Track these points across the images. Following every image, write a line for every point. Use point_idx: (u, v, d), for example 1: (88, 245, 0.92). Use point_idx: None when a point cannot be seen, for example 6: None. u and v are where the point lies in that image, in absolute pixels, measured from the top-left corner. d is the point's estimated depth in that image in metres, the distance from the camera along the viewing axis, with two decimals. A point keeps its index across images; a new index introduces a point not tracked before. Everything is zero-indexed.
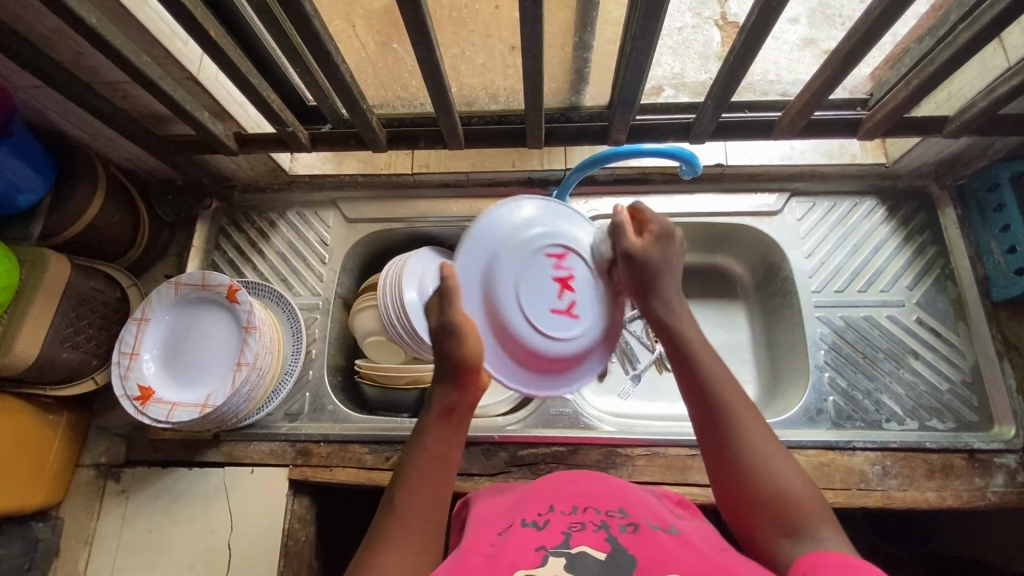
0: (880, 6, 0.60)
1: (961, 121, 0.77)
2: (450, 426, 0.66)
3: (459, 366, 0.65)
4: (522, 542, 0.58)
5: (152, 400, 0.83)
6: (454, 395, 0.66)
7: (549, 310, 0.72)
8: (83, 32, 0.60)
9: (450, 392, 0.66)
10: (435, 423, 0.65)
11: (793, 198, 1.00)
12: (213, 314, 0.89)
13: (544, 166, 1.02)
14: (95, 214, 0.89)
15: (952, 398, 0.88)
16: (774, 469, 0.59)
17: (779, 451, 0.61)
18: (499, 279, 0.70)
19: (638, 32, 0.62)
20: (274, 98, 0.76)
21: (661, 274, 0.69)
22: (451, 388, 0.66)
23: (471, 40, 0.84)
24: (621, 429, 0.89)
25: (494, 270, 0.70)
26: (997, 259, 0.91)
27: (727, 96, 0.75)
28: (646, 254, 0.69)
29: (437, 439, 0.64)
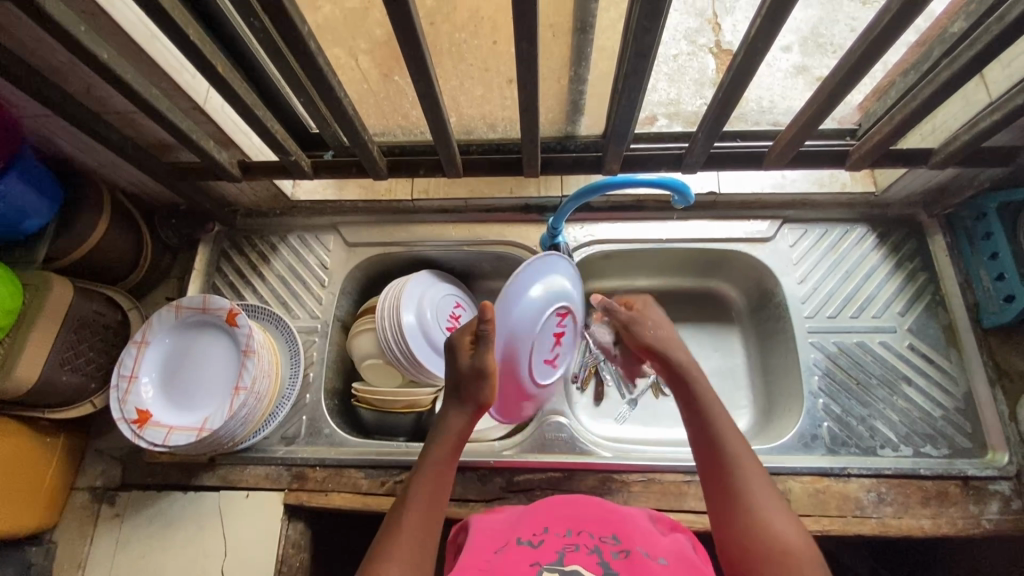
0: (860, 48, 0.61)
1: (946, 153, 0.79)
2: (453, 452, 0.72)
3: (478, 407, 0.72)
4: (520, 559, 0.62)
5: (149, 417, 0.84)
6: (458, 423, 0.72)
7: (542, 361, 0.87)
8: (95, 67, 0.62)
9: (457, 417, 0.72)
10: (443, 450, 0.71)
11: (785, 225, 1.02)
12: (217, 335, 0.90)
13: (540, 194, 1.04)
14: (98, 239, 0.90)
15: (945, 424, 0.89)
16: (767, 518, 0.64)
17: (776, 502, 0.65)
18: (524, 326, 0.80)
19: (630, 69, 0.63)
20: (278, 128, 0.78)
21: (659, 326, 0.83)
22: (456, 414, 0.72)
23: (469, 73, 0.88)
24: (618, 455, 0.89)
25: (517, 328, 0.79)
26: (986, 286, 0.92)
27: (718, 127, 0.76)
28: (635, 318, 0.84)
29: (440, 463, 0.70)
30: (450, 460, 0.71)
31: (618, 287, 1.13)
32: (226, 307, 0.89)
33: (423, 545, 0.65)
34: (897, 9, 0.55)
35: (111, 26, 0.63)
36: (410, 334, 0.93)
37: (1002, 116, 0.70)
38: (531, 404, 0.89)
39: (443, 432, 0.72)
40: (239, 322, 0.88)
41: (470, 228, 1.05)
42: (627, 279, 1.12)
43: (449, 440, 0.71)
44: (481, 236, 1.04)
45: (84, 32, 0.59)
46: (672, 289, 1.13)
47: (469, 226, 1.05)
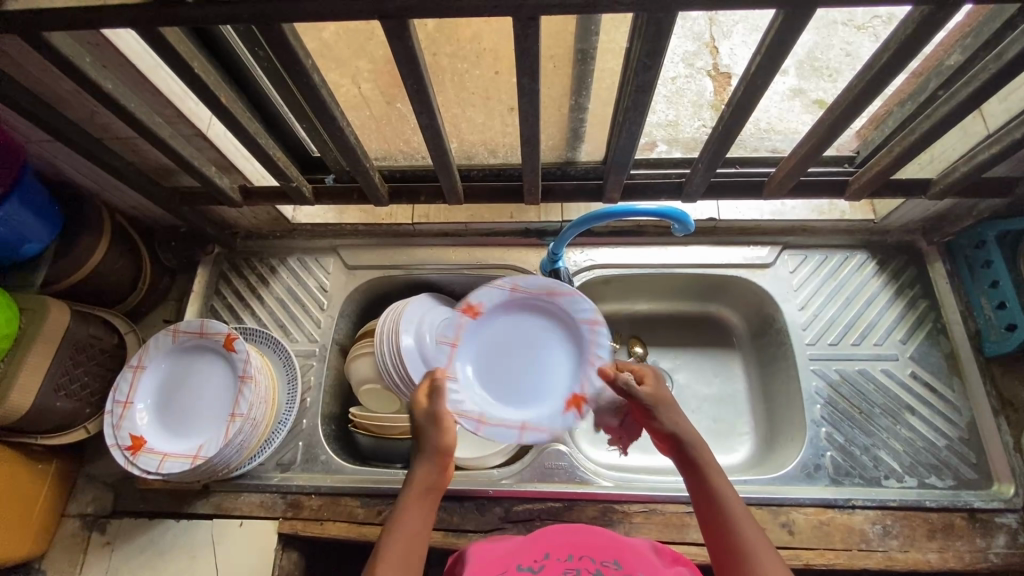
0: (859, 84, 0.61)
1: (945, 184, 0.79)
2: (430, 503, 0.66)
3: (441, 450, 0.69)
4: None
5: (140, 442, 0.83)
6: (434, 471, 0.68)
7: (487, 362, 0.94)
8: (98, 96, 0.62)
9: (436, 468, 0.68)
10: (412, 499, 0.65)
11: (785, 251, 1.02)
12: (217, 361, 0.89)
13: (541, 219, 1.04)
14: (97, 262, 0.90)
15: (950, 455, 0.88)
16: None
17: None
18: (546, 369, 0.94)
19: (631, 104, 0.63)
20: (280, 155, 0.78)
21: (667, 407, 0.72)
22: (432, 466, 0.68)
23: (472, 101, 0.88)
24: (618, 484, 0.88)
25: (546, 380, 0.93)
26: (988, 314, 0.92)
27: (719, 157, 0.76)
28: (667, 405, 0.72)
29: (417, 510, 0.65)
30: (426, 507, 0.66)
31: (619, 311, 1.12)
32: (227, 334, 0.88)
33: None
34: (896, 48, 0.56)
35: (115, 57, 0.63)
36: (407, 356, 0.91)
37: (999, 150, 0.70)
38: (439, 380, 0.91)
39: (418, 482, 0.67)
40: (240, 348, 0.87)
41: (470, 252, 1.05)
42: (628, 302, 1.11)
43: (427, 490, 0.67)
44: (481, 260, 1.04)
45: (89, 64, 0.60)
46: (672, 314, 1.12)
47: (469, 250, 1.05)
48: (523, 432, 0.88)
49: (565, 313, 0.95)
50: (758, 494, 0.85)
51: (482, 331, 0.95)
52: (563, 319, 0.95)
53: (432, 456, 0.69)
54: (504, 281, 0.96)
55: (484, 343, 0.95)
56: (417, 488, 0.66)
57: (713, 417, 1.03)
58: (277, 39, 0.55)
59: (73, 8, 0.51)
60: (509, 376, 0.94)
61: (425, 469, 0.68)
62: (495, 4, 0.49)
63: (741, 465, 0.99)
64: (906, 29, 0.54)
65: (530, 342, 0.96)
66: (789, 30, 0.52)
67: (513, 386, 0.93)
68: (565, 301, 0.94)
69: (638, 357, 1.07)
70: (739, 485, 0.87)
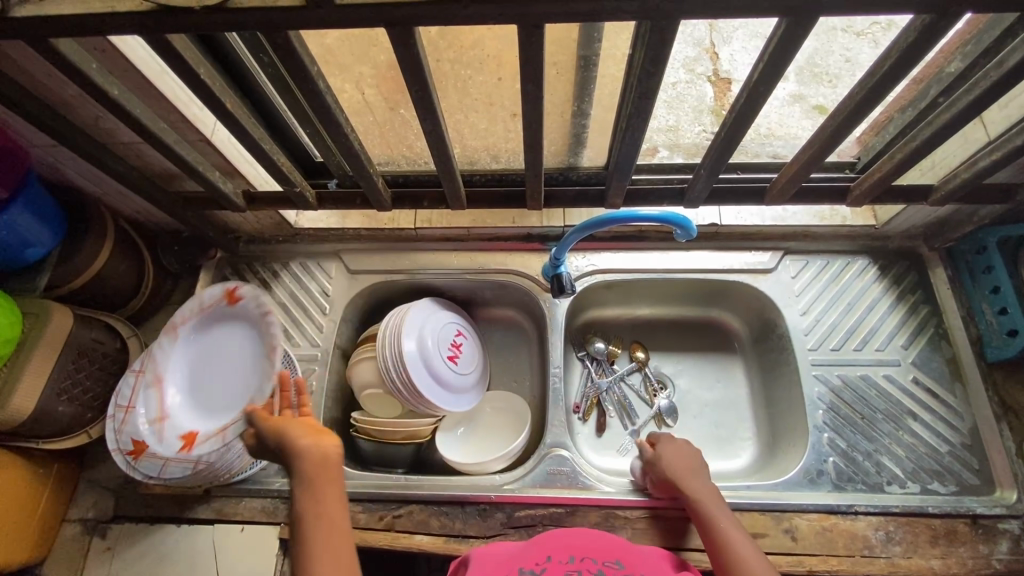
0: (861, 92, 0.62)
1: (945, 190, 0.80)
2: (329, 483, 0.69)
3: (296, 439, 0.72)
4: None
5: (168, 417, 0.85)
6: (309, 456, 0.70)
7: (205, 382, 0.90)
8: (103, 101, 0.62)
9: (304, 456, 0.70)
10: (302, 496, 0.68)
11: (786, 257, 1.02)
12: (247, 336, 0.92)
13: (543, 224, 1.05)
14: (100, 266, 0.90)
15: (952, 460, 0.88)
16: None
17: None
18: (404, 344, 0.92)
19: (634, 110, 0.64)
20: (284, 161, 0.79)
21: (680, 466, 0.82)
22: (302, 457, 0.70)
23: (474, 107, 0.89)
24: (621, 489, 0.87)
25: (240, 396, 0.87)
26: (989, 320, 0.92)
27: (720, 165, 0.76)
28: (674, 460, 0.82)
29: (318, 501, 0.68)
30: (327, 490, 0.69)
31: (620, 316, 1.12)
32: (259, 304, 0.91)
33: (342, 556, 0.65)
34: (898, 57, 0.56)
35: (122, 63, 0.63)
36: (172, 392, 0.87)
37: (999, 157, 0.71)
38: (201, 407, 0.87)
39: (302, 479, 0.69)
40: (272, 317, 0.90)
41: (472, 257, 1.06)
42: (629, 307, 1.11)
43: (314, 475, 0.69)
44: (483, 265, 1.05)
45: (96, 69, 0.60)
46: (673, 319, 1.12)
47: (471, 255, 1.06)
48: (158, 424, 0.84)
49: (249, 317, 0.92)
50: (760, 500, 0.85)
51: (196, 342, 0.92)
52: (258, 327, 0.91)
53: (295, 454, 0.71)
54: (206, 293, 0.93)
55: (199, 357, 0.91)
56: (302, 483, 0.69)
57: (715, 421, 1.03)
58: (284, 46, 0.55)
59: (81, 15, 0.51)
60: (219, 392, 0.88)
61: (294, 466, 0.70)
62: (501, 12, 0.49)
63: (743, 470, 0.99)
64: (908, 38, 0.54)
65: (236, 355, 0.91)
66: (792, 39, 0.53)
67: (214, 397, 0.88)
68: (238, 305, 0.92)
69: (638, 362, 1.08)
70: (742, 492, 0.86)
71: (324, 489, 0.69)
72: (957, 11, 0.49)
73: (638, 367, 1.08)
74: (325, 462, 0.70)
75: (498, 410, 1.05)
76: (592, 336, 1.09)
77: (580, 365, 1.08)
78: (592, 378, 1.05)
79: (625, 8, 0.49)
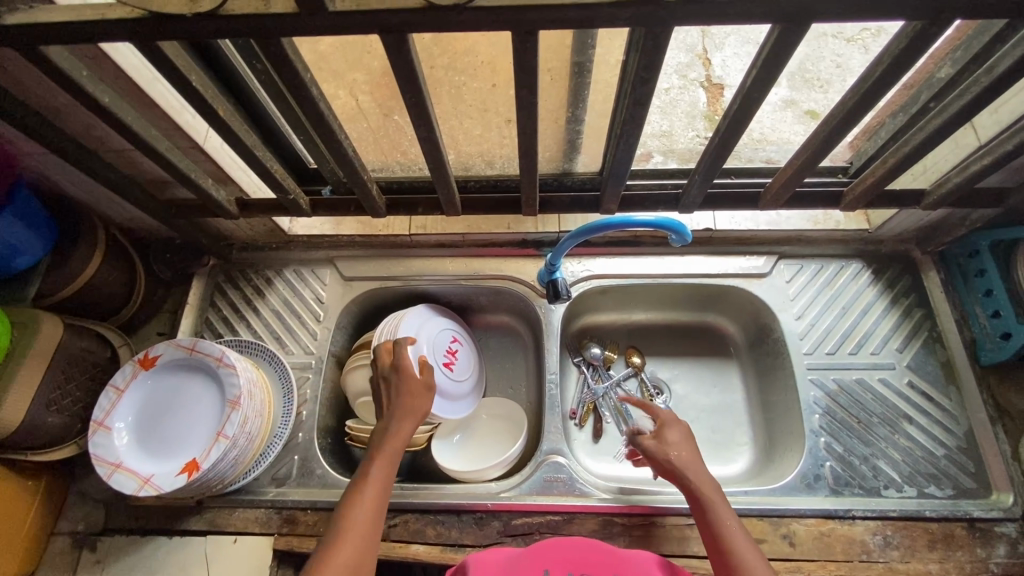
0: (854, 98, 0.61)
1: (939, 194, 0.80)
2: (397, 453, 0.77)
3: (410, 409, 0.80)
4: None
5: (154, 477, 0.80)
6: (403, 422, 0.79)
7: (162, 426, 0.85)
8: (95, 109, 0.61)
9: (403, 421, 0.79)
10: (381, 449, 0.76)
11: (781, 261, 1.02)
12: (186, 379, 0.88)
13: (538, 229, 1.05)
14: (91, 274, 0.89)
15: (949, 464, 0.88)
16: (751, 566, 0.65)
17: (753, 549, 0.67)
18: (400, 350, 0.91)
19: (629, 117, 0.64)
20: (278, 168, 0.78)
21: (687, 453, 0.77)
22: (397, 419, 0.80)
23: (468, 114, 0.91)
24: (618, 496, 0.86)
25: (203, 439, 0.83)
26: (983, 323, 0.93)
27: (713, 172, 0.76)
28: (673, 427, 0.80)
29: (380, 464, 0.75)
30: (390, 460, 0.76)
31: (617, 321, 1.12)
32: (194, 341, 0.87)
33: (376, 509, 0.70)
34: (889, 63, 0.56)
35: (113, 71, 0.63)
36: (132, 436, 0.84)
37: (991, 161, 0.71)
38: (161, 453, 0.83)
39: (384, 437, 0.78)
40: (200, 347, 0.87)
41: (467, 263, 1.05)
42: (624, 312, 1.11)
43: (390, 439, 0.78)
44: (478, 271, 1.04)
45: (86, 77, 0.59)
46: (669, 323, 1.12)
47: (465, 261, 1.05)
48: (116, 469, 0.80)
49: (204, 360, 0.87)
50: (758, 506, 0.85)
51: (153, 385, 0.88)
52: (213, 369, 0.86)
53: (396, 414, 0.80)
54: (161, 342, 0.88)
55: (154, 400, 0.87)
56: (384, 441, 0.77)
57: (712, 427, 1.03)
58: (277, 53, 0.54)
59: (71, 23, 0.50)
60: (176, 437, 0.84)
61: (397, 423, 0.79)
62: (495, 19, 0.49)
63: (740, 476, 0.98)
64: (899, 44, 0.54)
65: (194, 398, 0.86)
66: (785, 46, 0.52)
67: (172, 442, 0.84)
68: (192, 348, 0.87)
69: (635, 367, 1.08)
70: (739, 497, 0.86)
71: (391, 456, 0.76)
72: (948, 18, 0.49)
73: (634, 372, 1.07)
74: (407, 434, 0.79)
75: (495, 417, 1.04)
76: (587, 341, 1.09)
77: (576, 370, 1.08)
78: (589, 384, 1.05)
79: (618, 14, 0.48)
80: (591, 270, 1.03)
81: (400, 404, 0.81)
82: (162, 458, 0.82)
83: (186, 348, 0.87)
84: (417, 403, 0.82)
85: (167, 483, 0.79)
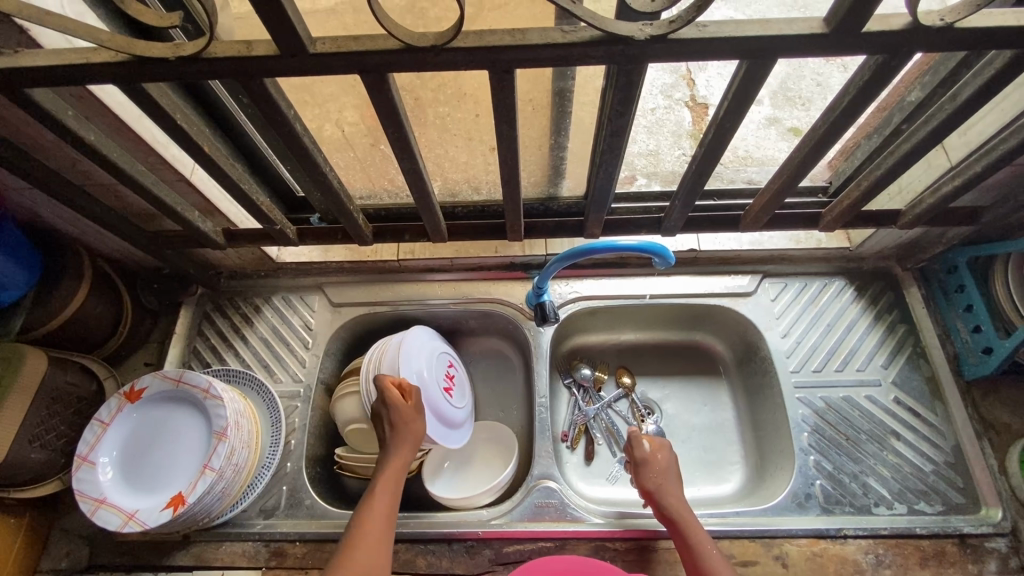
0: (824, 126, 0.62)
1: (914, 214, 0.81)
2: (394, 484, 0.79)
3: (405, 437, 0.82)
4: None
5: (138, 513, 0.79)
6: (400, 451, 0.81)
7: (148, 458, 0.84)
8: (80, 147, 0.62)
9: (399, 450, 0.81)
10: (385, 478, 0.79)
11: (765, 280, 1.04)
12: (172, 411, 0.87)
13: (526, 253, 1.05)
14: (77, 307, 0.88)
15: (937, 480, 0.88)
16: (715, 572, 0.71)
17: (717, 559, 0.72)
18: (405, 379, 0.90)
19: (606, 146, 0.65)
20: (264, 200, 0.79)
21: (664, 479, 0.80)
22: (395, 449, 0.81)
23: (454, 141, 0.93)
24: (610, 521, 0.86)
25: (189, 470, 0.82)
26: (965, 338, 0.94)
27: (693, 196, 0.77)
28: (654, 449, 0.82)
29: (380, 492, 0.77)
30: (389, 491, 0.78)
31: (607, 341, 1.12)
32: (179, 372, 0.86)
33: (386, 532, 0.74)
34: (856, 92, 0.57)
35: (99, 110, 0.64)
36: (118, 470, 0.83)
37: (960, 184, 0.73)
38: (147, 487, 0.82)
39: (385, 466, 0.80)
40: (186, 379, 0.86)
41: (456, 287, 1.06)
42: (614, 333, 1.12)
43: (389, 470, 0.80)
44: (467, 294, 1.05)
45: (72, 117, 0.60)
46: (658, 343, 1.13)
47: (454, 285, 1.06)
48: (101, 505, 0.79)
49: (190, 391, 0.86)
50: (749, 527, 0.85)
51: (139, 418, 0.87)
52: (199, 400, 0.86)
53: (394, 443, 0.81)
54: (147, 375, 0.87)
55: (140, 433, 0.86)
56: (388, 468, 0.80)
57: (703, 446, 1.03)
58: (260, 92, 0.55)
59: (56, 67, 0.51)
60: (162, 470, 0.83)
61: (398, 454, 0.81)
62: (470, 58, 0.50)
63: (733, 495, 0.98)
64: (863, 76, 0.56)
65: (180, 430, 0.86)
66: (754, 79, 0.54)
67: (158, 475, 0.83)
68: (178, 379, 0.86)
69: (625, 387, 1.08)
70: (730, 518, 0.86)
71: (390, 487, 0.78)
72: (908, 51, 0.51)
73: (624, 392, 1.08)
74: (405, 462, 0.81)
75: (486, 441, 1.04)
76: (577, 362, 1.09)
77: (568, 392, 1.08)
78: (580, 406, 1.05)
79: (592, 53, 0.50)
80: (576, 293, 1.04)
81: (396, 432, 0.82)
82: (148, 492, 0.81)
83: (171, 379, 0.86)
84: (414, 430, 0.83)
85: (153, 517, 0.78)
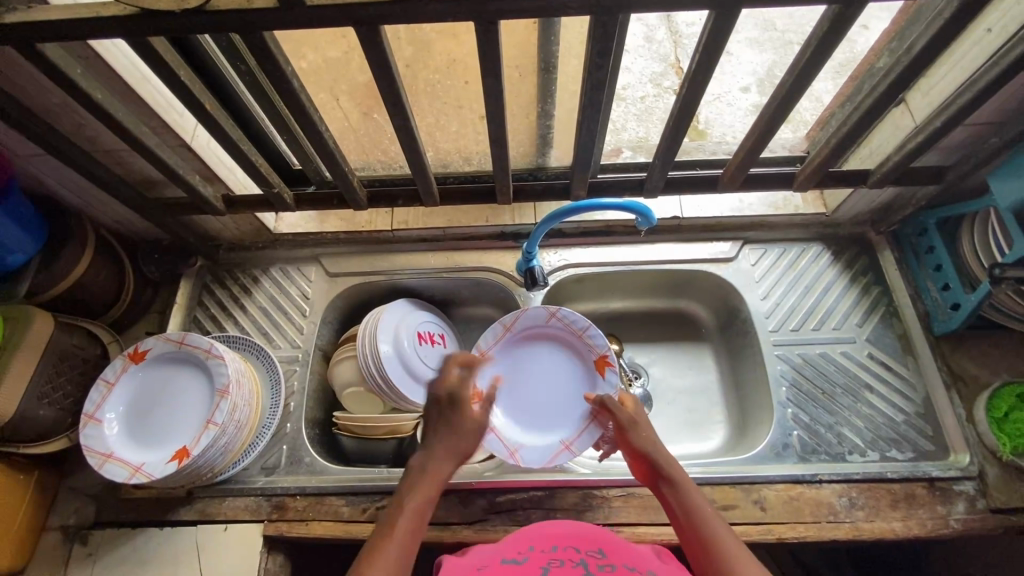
0: (790, 80, 0.67)
1: (881, 172, 0.86)
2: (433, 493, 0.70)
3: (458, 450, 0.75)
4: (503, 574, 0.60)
5: (144, 465, 0.82)
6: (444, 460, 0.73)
7: (152, 417, 0.87)
8: (88, 105, 0.65)
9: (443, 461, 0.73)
10: (427, 480, 0.71)
11: (746, 246, 1.08)
12: (175, 372, 0.90)
13: (515, 221, 1.09)
14: (81, 271, 0.91)
15: (908, 429, 0.93)
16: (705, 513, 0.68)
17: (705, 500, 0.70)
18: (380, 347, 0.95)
19: (587, 101, 0.68)
20: (263, 163, 0.82)
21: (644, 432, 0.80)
22: (438, 455, 0.74)
23: (444, 111, 0.99)
24: (596, 471, 0.91)
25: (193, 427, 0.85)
26: (934, 296, 0.98)
27: (672, 155, 0.81)
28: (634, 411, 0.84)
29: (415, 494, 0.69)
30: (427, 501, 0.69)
31: (595, 309, 1.16)
32: (182, 334, 0.89)
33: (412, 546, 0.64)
34: (818, 39, 0.61)
35: (104, 70, 0.67)
36: (124, 428, 0.86)
37: (923, 140, 0.77)
38: (152, 444, 0.85)
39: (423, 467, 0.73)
40: (190, 340, 0.89)
41: (449, 256, 1.09)
42: (602, 301, 1.16)
43: (421, 473, 0.72)
44: (460, 264, 1.08)
45: (80, 75, 0.63)
46: (646, 311, 1.17)
47: (447, 254, 1.09)
48: (110, 459, 0.82)
49: (193, 352, 0.89)
50: (729, 474, 0.89)
51: (143, 379, 0.90)
52: (201, 361, 0.89)
53: (445, 449, 0.75)
54: (151, 338, 0.90)
55: (144, 394, 0.89)
56: (427, 472, 0.72)
57: (688, 406, 1.08)
58: (259, 47, 0.59)
59: (66, 20, 0.54)
60: (167, 428, 0.86)
61: (441, 464, 0.73)
62: (457, 9, 0.54)
63: (716, 451, 1.02)
64: (821, 29, 0.60)
65: (184, 391, 0.89)
66: (720, 28, 0.58)
67: (162, 432, 0.86)
68: (181, 342, 0.89)
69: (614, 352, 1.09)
70: (712, 467, 0.90)
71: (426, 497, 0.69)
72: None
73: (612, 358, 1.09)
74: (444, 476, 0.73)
75: None
76: None
77: None
78: None
79: (569, 4, 0.54)
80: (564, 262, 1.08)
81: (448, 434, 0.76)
82: (153, 448, 0.84)
83: (175, 342, 0.90)
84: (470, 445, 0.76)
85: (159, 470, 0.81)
